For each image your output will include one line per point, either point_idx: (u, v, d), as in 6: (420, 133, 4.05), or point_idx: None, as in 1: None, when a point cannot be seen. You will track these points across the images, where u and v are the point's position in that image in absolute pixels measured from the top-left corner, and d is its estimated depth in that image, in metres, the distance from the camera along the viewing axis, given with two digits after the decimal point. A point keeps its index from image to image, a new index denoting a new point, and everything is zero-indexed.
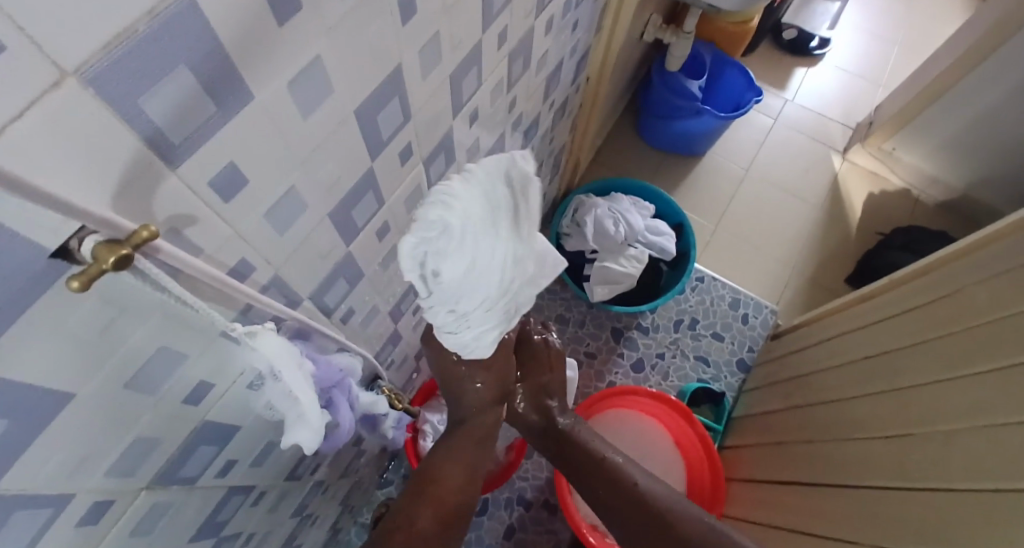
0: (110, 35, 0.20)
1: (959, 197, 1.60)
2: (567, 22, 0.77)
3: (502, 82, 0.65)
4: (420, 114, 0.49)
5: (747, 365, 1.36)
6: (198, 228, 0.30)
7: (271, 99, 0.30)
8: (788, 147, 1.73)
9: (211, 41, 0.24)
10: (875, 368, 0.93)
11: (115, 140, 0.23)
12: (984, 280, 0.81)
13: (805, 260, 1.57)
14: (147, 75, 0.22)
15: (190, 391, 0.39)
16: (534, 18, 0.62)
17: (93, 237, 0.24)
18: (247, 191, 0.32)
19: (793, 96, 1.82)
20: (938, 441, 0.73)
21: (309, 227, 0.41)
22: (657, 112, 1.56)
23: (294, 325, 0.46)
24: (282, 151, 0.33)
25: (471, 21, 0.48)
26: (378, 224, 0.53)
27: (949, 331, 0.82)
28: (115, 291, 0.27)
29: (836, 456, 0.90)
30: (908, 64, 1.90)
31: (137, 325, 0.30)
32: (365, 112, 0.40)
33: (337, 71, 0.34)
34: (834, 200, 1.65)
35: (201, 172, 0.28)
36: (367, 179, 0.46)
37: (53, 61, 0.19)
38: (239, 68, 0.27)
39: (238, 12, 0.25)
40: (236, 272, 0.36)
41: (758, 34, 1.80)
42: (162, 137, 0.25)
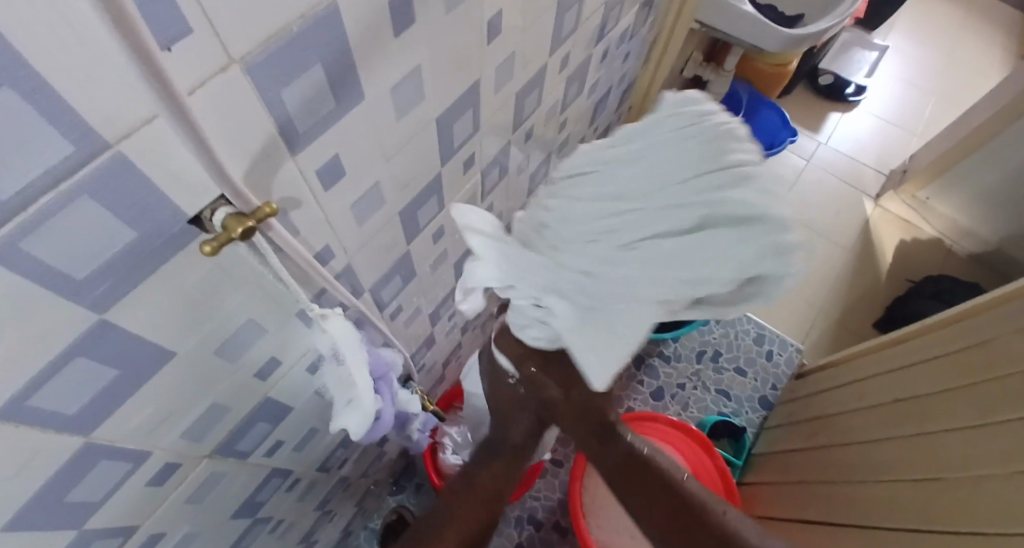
0: (271, 30, 0.23)
1: (994, 250, 1.58)
2: (619, 52, 0.80)
3: (557, 104, 0.68)
4: (487, 126, 0.52)
5: (769, 403, 1.35)
6: (299, 211, 0.33)
7: (376, 99, 0.33)
8: (820, 188, 1.74)
9: (342, 42, 0.27)
10: (905, 411, 0.91)
11: (256, 125, 0.26)
12: (1021, 329, 0.80)
13: (833, 302, 1.56)
14: (289, 69, 0.26)
15: (262, 365, 0.41)
16: (593, 46, 0.66)
17: (225, 208, 0.27)
18: (342, 182, 0.35)
19: (827, 138, 1.83)
20: (970, 488, 0.71)
21: (381, 222, 0.44)
22: None
23: (356, 313, 0.48)
24: (375, 149, 0.36)
25: (542, 44, 0.52)
26: (436, 227, 0.56)
27: (984, 379, 0.81)
28: (227, 260, 0.30)
29: (860, 498, 0.89)
30: (945, 115, 1.90)
31: (235, 294, 0.33)
32: (444, 119, 0.43)
33: (430, 79, 0.37)
34: (864, 244, 1.65)
35: (312, 160, 0.31)
36: (435, 182, 0.49)
37: (224, 47, 0.22)
38: (358, 70, 0.30)
39: (366, 20, 0.28)
40: (319, 257, 0.38)
41: (795, 76, 1.83)
42: (290, 124, 0.28)
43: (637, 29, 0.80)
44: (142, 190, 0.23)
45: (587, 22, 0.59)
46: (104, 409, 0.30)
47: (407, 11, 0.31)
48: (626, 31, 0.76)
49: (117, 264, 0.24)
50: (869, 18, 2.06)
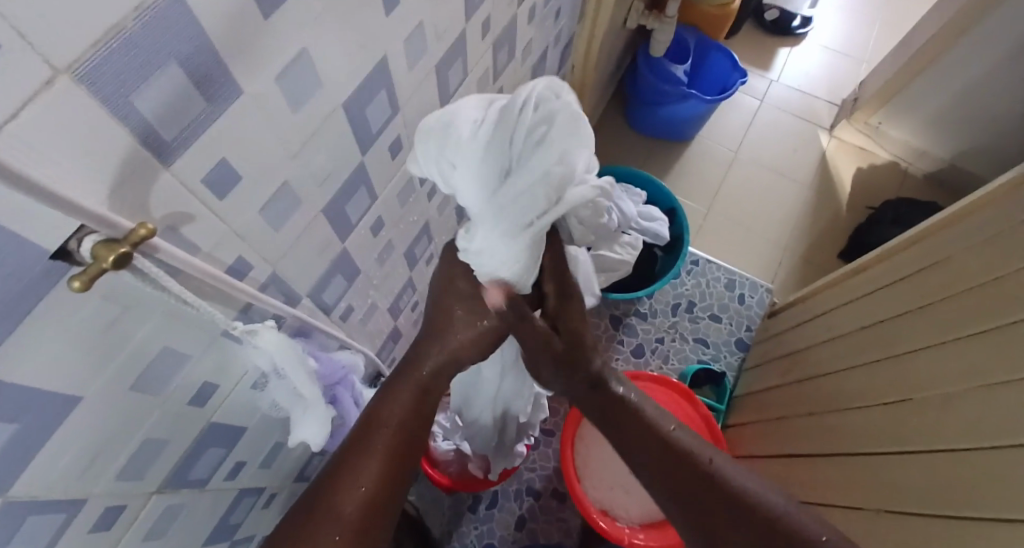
0: (104, 31, 0.20)
1: (947, 167, 1.61)
2: (550, 10, 0.77)
3: (488, 73, 0.65)
4: (408, 106, 0.49)
5: (746, 344, 1.37)
6: (194, 225, 0.30)
7: (261, 93, 0.30)
8: (775, 127, 1.74)
9: (198, 34, 0.24)
10: (872, 338, 0.93)
11: (107, 139, 0.23)
12: (975, 246, 0.82)
13: (798, 238, 1.58)
14: (135, 73, 0.23)
15: (196, 392, 0.39)
16: (516, 6, 0.63)
17: (92, 236, 0.24)
18: (240, 187, 0.32)
19: (777, 76, 1.83)
20: (936, 406, 0.73)
21: (304, 223, 0.41)
22: (644, 98, 1.57)
23: (294, 322, 0.46)
24: (273, 148, 0.33)
25: (455, 9, 0.48)
26: (373, 219, 0.53)
27: (943, 296, 0.82)
28: (115, 291, 0.28)
29: (836, 427, 0.91)
30: (890, 38, 1.91)
31: (136, 325, 0.30)
32: (354, 105, 0.40)
33: (325, 62, 0.34)
34: (823, 177, 1.66)
35: (193, 168, 0.28)
36: (359, 173, 0.46)
37: (46, 59, 0.19)
38: (228, 63, 0.27)
39: (228, 6, 0.25)
40: (234, 270, 0.36)
41: (741, 15, 1.80)
42: (155, 134, 0.25)
43: None
44: None
45: None
46: (12, 469, 0.28)
47: None
48: None
49: None
50: None
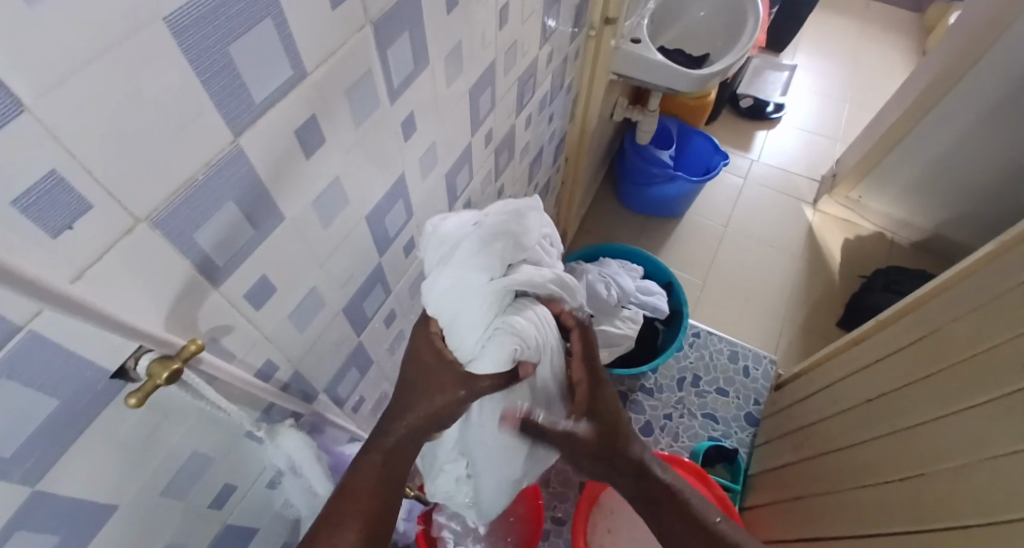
0: (175, 186, 0.25)
1: (931, 236, 1.68)
2: (544, 115, 0.85)
3: (490, 172, 0.71)
4: (421, 210, 0.53)
5: (756, 418, 1.36)
6: (231, 336, 0.33)
7: (297, 215, 0.34)
8: (761, 202, 1.83)
9: (252, 177, 0.29)
10: (879, 410, 0.93)
11: (171, 270, 0.27)
12: (962, 315, 0.85)
13: (796, 308, 1.61)
14: (197, 214, 0.27)
15: (216, 493, 0.40)
16: (514, 116, 0.70)
17: (148, 354, 0.27)
18: (273, 297, 0.35)
19: (758, 155, 1.95)
20: (947, 480, 0.72)
21: (326, 322, 0.44)
22: (634, 180, 1.67)
23: (312, 418, 0.48)
24: (303, 259, 0.37)
25: (461, 127, 0.54)
26: (387, 312, 0.56)
27: (939, 367, 0.84)
28: (159, 401, 0.30)
29: (853, 505, 0.88)
30: (859, 119, 2.06)
31: (171, 433, 0.32)
32: (375, 215, 0.44)
33: (350, 185, 0.39)
34: (812, 248, 1.73)
35: (238, 287, 0.32)
36: (377, 272, 0.49)
37: (127, 210, 0.23)
38: (273, 196, 0.31)
39: (275, 155, 0.30)
40: (261, 373, 0.38)
41: (718, 104, 1.96)
42: (209, 262, 0.29)
43: (557, 89, 0.86)
44: (58, 357, 0.23)
45: (503, 98, 0.63)
46: None
47: (316, 135, 0.32)
48: (545, 95, 0.81)
49: (40, 436, 0.24)
50: (773, 43, 2.24)
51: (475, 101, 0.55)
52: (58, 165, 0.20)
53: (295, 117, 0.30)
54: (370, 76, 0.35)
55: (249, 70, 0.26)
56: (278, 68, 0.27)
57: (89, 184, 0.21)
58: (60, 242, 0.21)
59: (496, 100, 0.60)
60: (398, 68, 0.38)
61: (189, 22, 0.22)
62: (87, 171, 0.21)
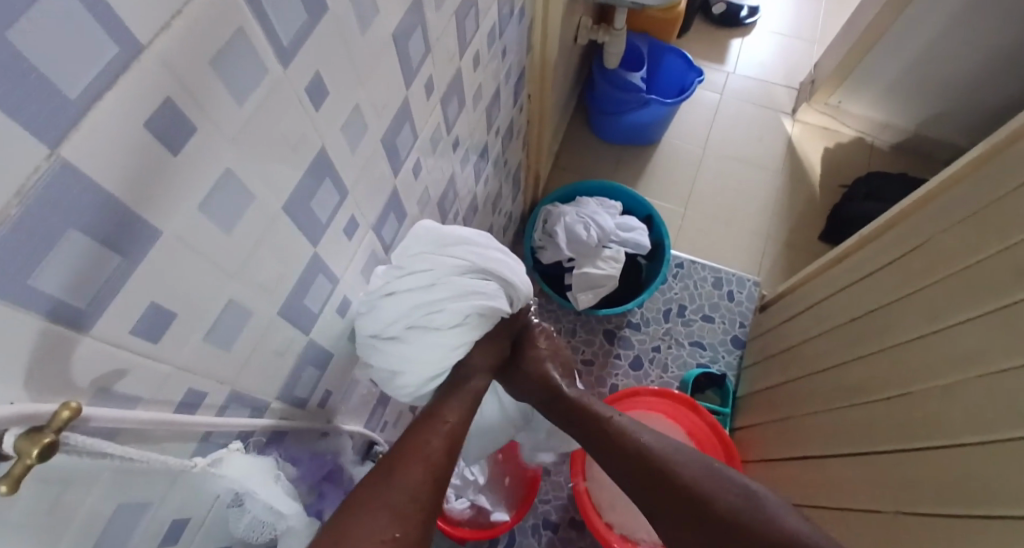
0: None
1: (911, 136, 1.63)
2: (495, 51, 0.76)
3: (439, 127, 0.64)
4: (358, 186, 0.47)
5: (742, 341, 1.36)
6: (130, 378, 0.28)
7: (183, 227, 0.28)
8: (738, 118, 1.75)
9: (97, 196, 0.23)
10: (867, 328, 0.92)
11: (12, 330, 0.21)
12: (950, 227, 0.82)
13: (778, 225, 1.58)
14: (22, 255, 0.20)
15: (166, 532, 0.36)
16: (458, 58, 0.62)
17: (13, 431, 0.22)
18: (178, 323, 0.30)
19: (734, 67, 1.84)
20: (939, 397, 0.72)
21: (261, 331, 0.39)
22: (605, 108, 1.57)
23: (264, 433, 0.44)
24: (208, 273, 0.31)
25: (391, 83, 0.47)
26: (338, 301, 0.51)
27: (929, 282, 0.82)
28: (48, 474, 0.25)
29: (845, 424, 0.89)
30: (836, 16, 1.94)
31: (81, 497, 0.28)
32: (296, 203, 0.38)
33: (253, 176, 0.32)
34: (793, 163, 1.67)
35: (120, 324, 0.26)
36: (314, 264, 0.44)
37: None
38: (137, 212, 0.25)
39: (124, 161, 0.23)
40: (185, 405, 0.34)
41: (689, 13, 1.82)
42: (65, 306, 0.23)
43: (506, 19, 0.76)
44: None
45: (440, 39, 0.55)
46: None
47: (182, 123, 0.26)
48: (494, 28, 0.72)
49: None
50: None
51: (403, 50, 0.47)
52: None
53: (141, 107, 0.23)
54: (246, 36, 0.28)
55: (49, 58, 0.19)
56: (93, 43, 0.20)
57: None
58: None
59: (431, 43, 0.52)
60: (287, 23, 0.31)
61: None
62: None
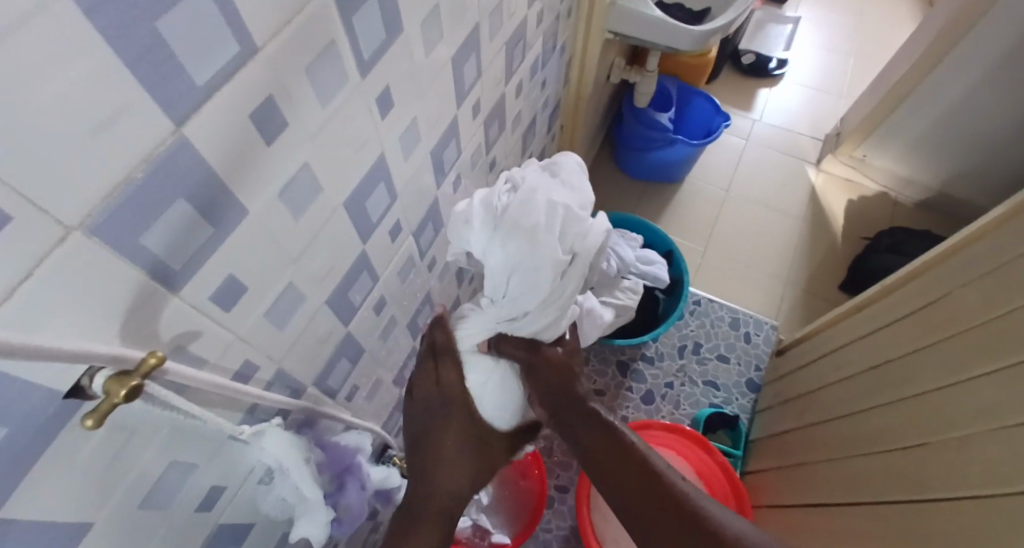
0: (110, 185, 0.22)
1: (936, 194, 1.63)
2: (535, 82, 0.81)
3: (480, 146, 0.68)
4: (406, 191, 0.50)
5: (757, 385, 1.35)
6: (201, 341, 0.31)
7: (263, 210, 0.31)
8: (763, 163, 1.78)
9: (204, 171, 0.26)
10: (885, 376, 0.92)
11: (119, 279, 0.24)
12: (972, 281, 0.82)
13: (798, 271, 1.58)
14: (140, 215, 0.24)
15: (203, 498, 0.38)
16: (504, 84, 0.66)
17: (103, 371, 0.25)
18: (245, 296, 0.33)
19: (760, 115, 1.88)
20: (954, 449, 0.71)
21: (309, 316, 0.42)
22: (632, 145, 1.61)
23: (299, 415, 0.46)
24: (274, 253, 0.34)
25: (446, 101, 0.51)
26: (375, 299, 0.54)
27: (948, 334, 0.82)
28: (122, 418, 0.28)
29: (859, 473, 0.88)
30: (864, 73, 1.98)
31: (142, 447, 0.31)
32: (353, 201, 0.41)
33: (324, 171, 0.36)
34: (815, 211, 1.68)
35: (201, 290, 0.29)
36: (361, 260, 0.47)
37: (54, 217, 0.20)
38: (232, 190, 0.28)
39: (229, 144, 0.27)
40: (239, 374, 0.36)
41: (719, 61, 1.88)
42: (163, 265, 0.26)
43: (549, 53, 0.81)
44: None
45: (491, 65, 0.59)
46: None
47: (276, 117, 0.29)
48: (537, 60, 0.76)
49: None
50: None
51: (459, 72, 0.51)
52: None
53: (248, 99, 0.27)
54: (335, 47, 0.32)
55: (185, 46, 0.22)
56: (220, 42, 0.24)
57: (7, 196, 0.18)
58: None
59: (483, 68, 0.56)
60: (369, 38, 0.35)
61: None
62: (14, 188, 0.18)
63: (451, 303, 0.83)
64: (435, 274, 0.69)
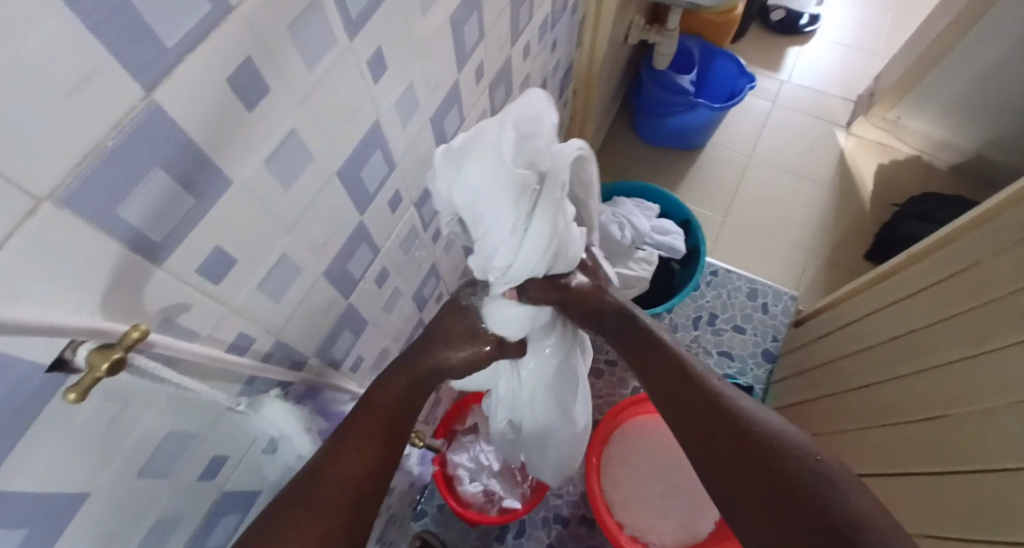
0: (79, 155, 0.21)
1: (974, 157, 1.54)
2: (545, 43, 0.77)
3: (485, 112, 0.65)
4: (406, 160, 0.49)
5: (773, 355, 1.33)
6: (191, 313, 0.31)
7: (248, 179, 0.30)
8: (789, 128, 1.70)
9: (179, 138, 0.25)
10: (907, 348, 0.89)
11: (97, 251, 0.24)
12: (1003, 250, 0.78)
13: (821, 241, 1.53)
14: (113, 187, 0.23)
15: (206, 465, 0.39)
16: (510, 45, 0.63)
17: (87, 345, 0.25)
18: (236, 268, 0.33)
19: (788, 76, 1.79)
20: (975, 422, 0.69)
21: (307, 287, 0.41)
22: (650, 110, 1.56)
23: (302, 386, 0.47)
24: (264, 224, 0.33)
25: (445, 64, 0.49)
26: (378, 270, 0.53)
27: (976, 304, 0.78)
28: (113, 390, 0.28)
29: (878, 445, 0.86)
30: (903, 28, 1.86)
31: (138, 417, 0.31)
32: (348, 171, 0.40)
33: (314, 138, 0.35)
34: (843, 177, 1.61)
35: (186, 262, 0.29)
36: (360, 230, 0.46)
37: (21, 188, 0.19)
38: (212, 157, 0.27)
39: (207, 110, 0.26)
40: (235, 346, 0.36)
41: (745, 18, 1.78)
42: (142, 237, 0.25)
43: (559, 11, 0.77)
44: None
45: (494, 25, 0.56)
46: None
47: (257, 82, 0.28)
48: (546, 19, 0.73)
49: None
50: None
51: (459, 32, 0.49)
52: None
53: (224, 62, 0.26)
54: (319, 6, 0.30)
55: (154, 10, 0.21)
56: (190, 4, 0.22)
57: None
58: None
59: (485, 28, 0.54)
60: None
61: None
62: None
63: (460, 274, 0.82)
64: (439, 245, 0.68)
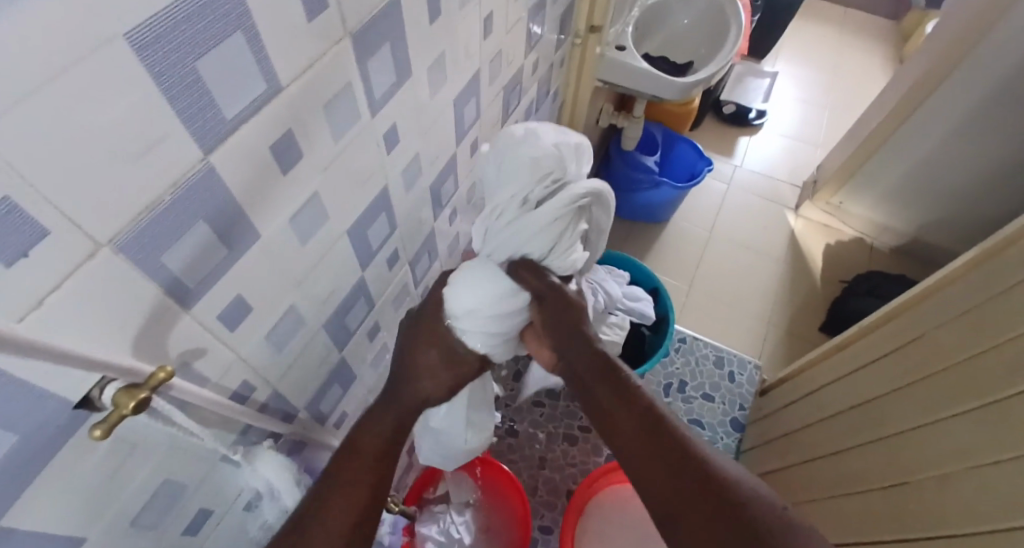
0: (140, 208, 0.23)
1: (910, 240, 1.71)
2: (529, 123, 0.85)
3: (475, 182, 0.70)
4: (405, 223, 0.52)
5: (741, 424, 1.36)
6: (205, 358, 0.32)
7: (273, 235, 0.33)
8: (745, 207, 1.84)
9: (225, 196, 0.28)
10: (866, 416, 0.94)
11: (139, 295, 0.25)
12: (944, 324, 0.86)
13: (780, 312, 1.62)
14: (164, 237, 0.25)
15: (190, 521, 0.38)
16: (500, 124, 0.70)
17: (113, 384, 0.26)
18: (250, 317, 0.34)
19: (741, 161, 1.96)
20: (936, 489, 0.73)
21: (307, 340, 0.43)
22: (619, 186, 1.67)
23: (290, 439, 0.47)
24: (279, 277, 0.35)
25: (445, 138, 0.54)
26: (369, 327, 0.55)
27: (925, 374, 0.85)
28: (127, 432, 0.29)
29: (846, 513, 0.88)
30: (838, 124, 2.09)
31: (141, 464, 0.31)
32: (355, 230, 0.43)
33: (331, 200, 0.38)
34: (796, 254, 1.74)
35: (210, 309, 0.30)
36: (359, 287, 0.48)
37: (89, 235, 0.22)
38: (249, 215, 0.30)
39: (249, 173, 0.29)
40: (236, 395, 0.37)
41: (702, 109, 1.97)
42: (179, 283, 0.27)
43: (542, 97, 0.86)
44: (17, 392, 0.22)
45: (488, 107, 0.63)
46: None
47: (293, 150, 0.31)
48: (531, 103, 0.80)
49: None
50: (755, 50, 2.26)
51: (459, 112, 0.54)
52: (21, 194, 0.18)
53: (270, 133, 0.29)
54: (350, 89, 0.34)
55: (220, 86, 0.25)
56: (249, 82, 0.26)
57: (50, 212, 0.20)
58: (15, 273, 0.19)
59: (481, 110, 0.60)
60: (381, 80, 0.37)
61: (149, 39, 0.20)
62: (58, 207, 0.20)
63: None
64: None
